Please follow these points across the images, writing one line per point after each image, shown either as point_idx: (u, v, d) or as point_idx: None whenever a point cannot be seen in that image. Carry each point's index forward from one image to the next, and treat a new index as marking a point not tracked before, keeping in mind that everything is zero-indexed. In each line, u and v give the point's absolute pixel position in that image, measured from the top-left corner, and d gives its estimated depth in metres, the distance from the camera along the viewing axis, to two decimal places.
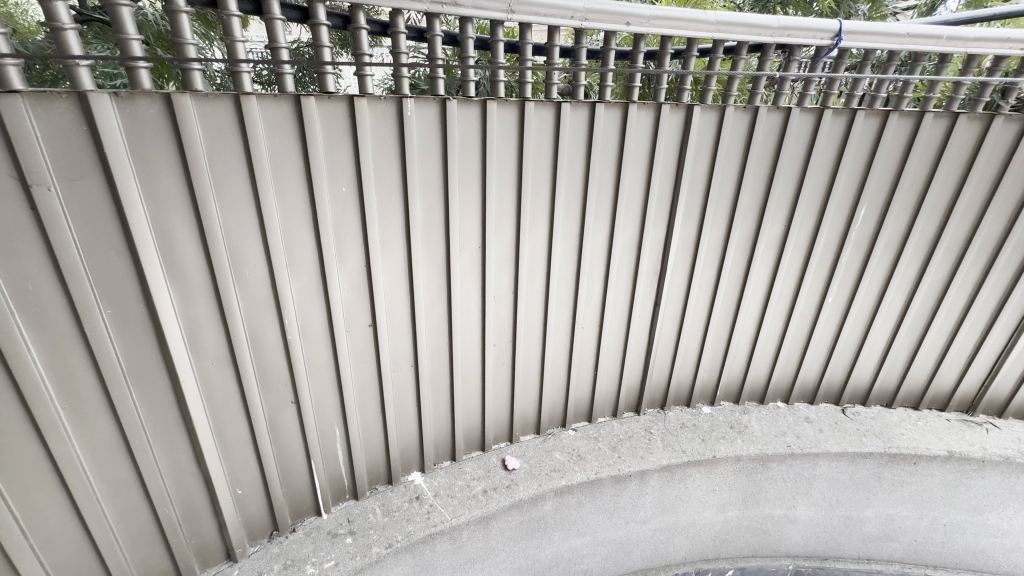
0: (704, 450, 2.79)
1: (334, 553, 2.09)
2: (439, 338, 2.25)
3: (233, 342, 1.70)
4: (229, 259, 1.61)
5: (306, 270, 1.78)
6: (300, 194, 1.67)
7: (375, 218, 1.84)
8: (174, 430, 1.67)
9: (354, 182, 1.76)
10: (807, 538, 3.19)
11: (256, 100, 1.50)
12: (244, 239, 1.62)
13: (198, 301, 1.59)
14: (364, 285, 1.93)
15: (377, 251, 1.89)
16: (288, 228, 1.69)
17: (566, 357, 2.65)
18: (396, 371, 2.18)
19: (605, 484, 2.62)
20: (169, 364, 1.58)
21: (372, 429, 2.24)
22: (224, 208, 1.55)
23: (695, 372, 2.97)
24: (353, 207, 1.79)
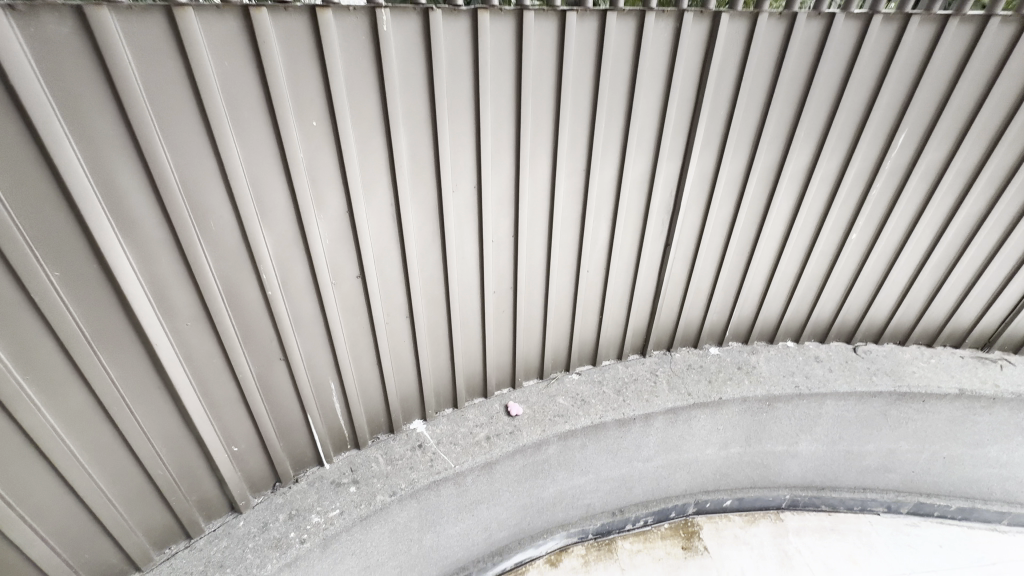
0: (710, 392, 2.74)
1: (339, 502, 2.09)
2: (435, 287, 2.11)
3: (207, 300, 1.56)
4: (190, 209, 1.42)
5: (281, 219, 1.60)
6: (263, 130, 1.45)
7: (355, 156, 1.62)
8: (156, 393, 1.58)
9: (327, 116, 1.53)
10: (806, 471, 3.25)
11: (194, 12, 1.23)
12: (205, 185, 1.42)
13: (160, 258, 1.43)
14: (347, 232, 1.75)
15: (360, 195, 1.69)
16: (254, 172, 1.49)
17: (570, 302, 2.53)
18: (390, 322, 2.06)
19: (609, 427, 2.61)
20: (138, 327, 1.45)
21: (369, 382, 2.16)
22: (174, 150, 1.34)
23: (704, 313, 2.85)
24: (329, 145, 1.57)
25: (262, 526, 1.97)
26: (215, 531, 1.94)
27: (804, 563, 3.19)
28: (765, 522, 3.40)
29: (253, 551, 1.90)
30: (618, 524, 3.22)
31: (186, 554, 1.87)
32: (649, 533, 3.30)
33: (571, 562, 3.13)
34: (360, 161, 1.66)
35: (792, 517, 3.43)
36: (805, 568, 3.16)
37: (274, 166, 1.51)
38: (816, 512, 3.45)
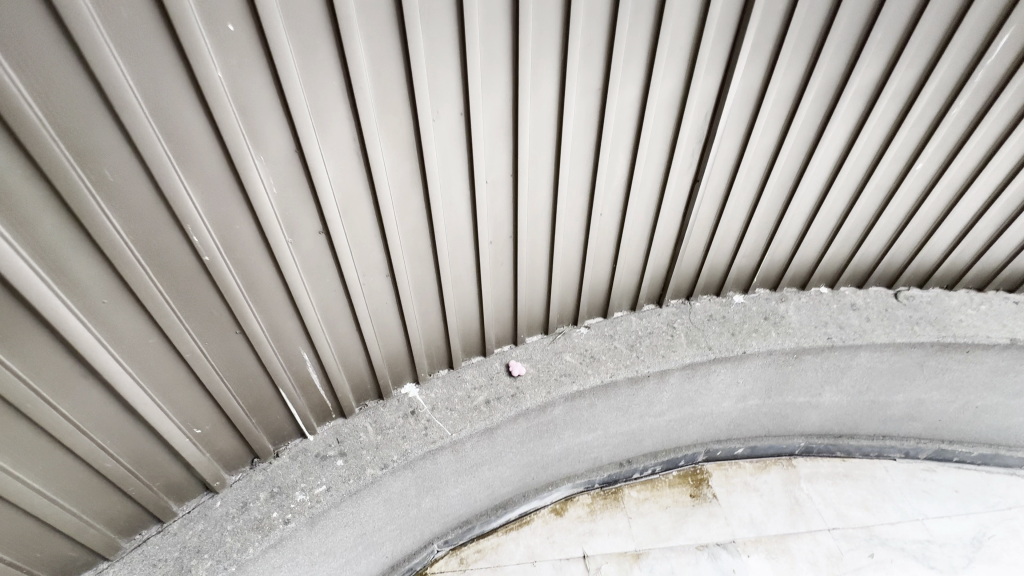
0: (733, 345, 2.47)
1: (325, 477, 1.91)
2: (419, 239, 1.77)
3: (121, 270, 1.23)
4: (73, 158, 1.07)
5: (208, 165, 1.23)
6: (159, 41, 1.05)
7: (295, 73, 1.22)
8: (80, 381, 1.31)
9: (250, 19, 1.11)
10: (826, 421, 3.08)
11: None
12: (88, 123, 1.06)
13: (45, 222, 1.10)
14: (300, 176, 1.38)
15: (310, 129, 1.31)
16: (156, 102, 1.11)
17: (580, 251, 2.19)
18: (367, 282, 1.74)
19: (620, 385, 2.38)
20: (36, 310, 1.16)
21: (350, 349, 1.89)
22: (27, 74, 0.96)
23: (731, 259, 2.50)
24: (259, 62, 1.17)
25: (241, 506, 1.81)
26: (190, 513, 1.78)
27: (815, 510, 3.12)
28: (776, 470, 3.29)
29: (232, 534, 1.74)
30: (625, 474, 3.12)
31: (159, 539, 1.72)
32: (657, 481, 3.20)
33: (576, 511, 3.06)
34: (304, 80, 1.25)
35: (805, 463, 3.31)
36: (815, 515, 3.09)
37: (182, 90, 1.12)
38: (830, 458, 3.33)
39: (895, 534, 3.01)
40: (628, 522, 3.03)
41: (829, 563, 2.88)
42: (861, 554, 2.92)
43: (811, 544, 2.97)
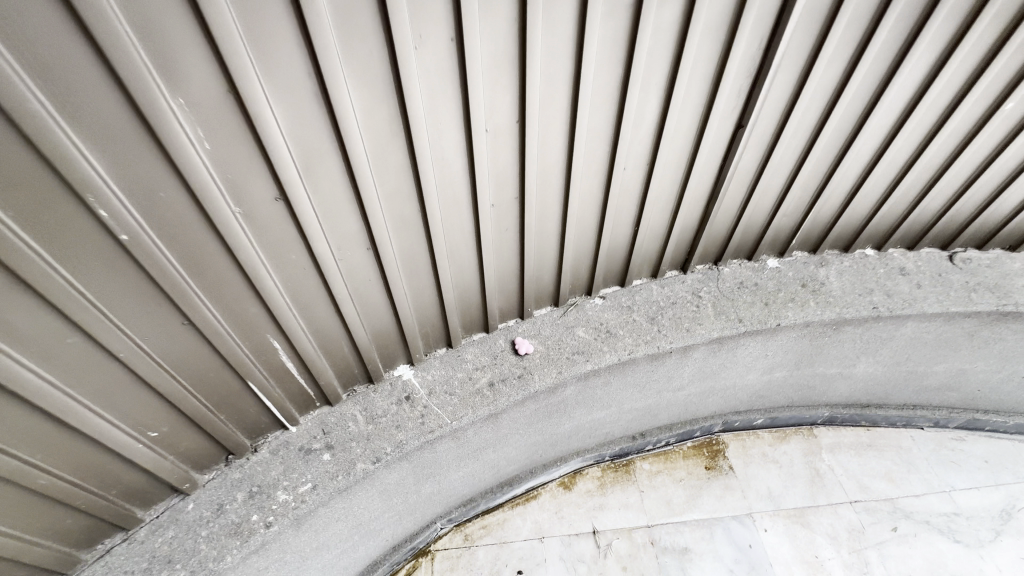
0: (767, 317, 2.20)
1: (310, 473, 1.71)
2: (407, 205, 1.45)
3: (10, 258, 0.95)
4: None
5: (109, 115, 0.92)
6: None
7: None
8: None
9: None
10: (854, 391, 2.86)
11: None
12: None
13: None
14: (240, 128, 1.06)
15: (247, 62, 0.98)
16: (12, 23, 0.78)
17: (597, 213, 1.87)
18: (344, 260, 1.44)
19: (639, 363, 2.13)
20: None
21: (332, 336, 1.63)
22: None
23: (769, 220, 2.18)
24: None
25: (216, 509, 1.61)
26: (159, 518, 1.59)
27: (836, 482, 2.97)
28: (797, 440, 3.12)
29: (207, 541, 1.55)
30: (637, 447, 2.95)
31: (125, 548, 1.53)
32: (671, 452, 3.05)
33: (586, 484, 2.92)
34: None
35: (827, 433, 3.14)
36: (836, 487, 2.95)
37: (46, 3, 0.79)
38: (854, 428, 3.16)
39: (920, 506, 2.87)
40: (639, 495, 2.90)
41: (850, 537, 2.76)
42: (883, 528, 2.79)
43: (831, 517, 2.83)
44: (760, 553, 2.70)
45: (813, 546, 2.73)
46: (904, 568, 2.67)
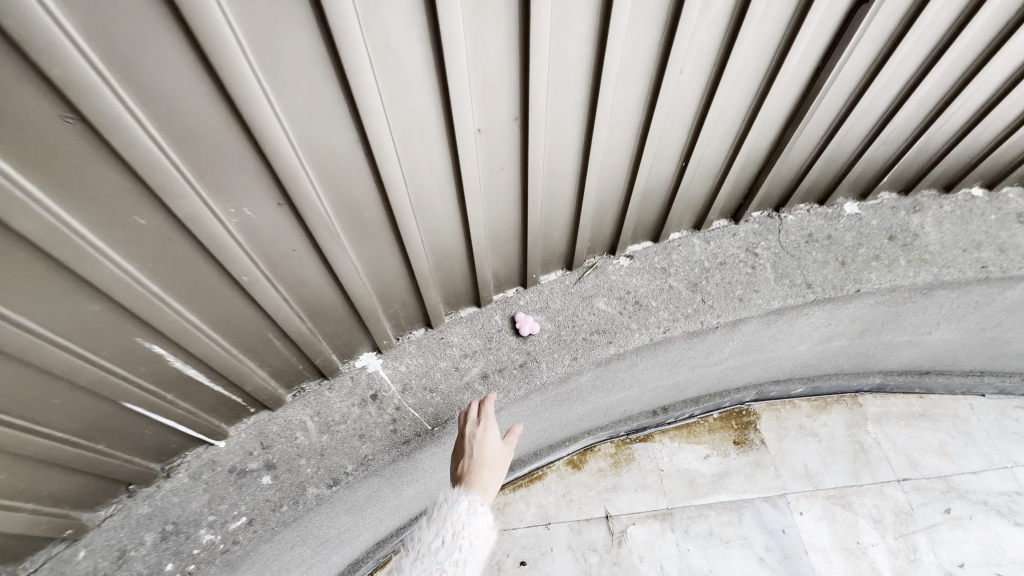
0: (844, 280, 1.68)
1: (244, 504, 1.29)
2: (339, 139, 0.90)
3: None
4: None
5: None
6: None
7: None
8: None
9: None
10: (918, 359, 2.41)
11: None
12: None
13: None
14: None
15: None
16: None
17: (634, 143, 1.31)
18: (241, 225, 0.91)
19: (675, 342, 1.65)
20: None
21: (252, 332, 1.13)
22: None
23: (867, 146, 1.60)
24: None
25: (117, 559, 1.20)
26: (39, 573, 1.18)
27: (883, 457, 2.60)
28: (839, 409, 2.72)
29: None
30: (656, 421, 2.57)
31: None
32: (694, 425, 2.66)
33: (598, 463, 2.56)
34: None
35: (873, 402, 2.74)
36: (883, 464, 2.59)
37: None
38: (904, 395, 2.76)
39: (978, 485, 2.53)
40: (658, 475, 2.54)
41: (896, 521, 2.44)
42: (935, 510, 2.47)
43: (876, 497, 2.50)
44: (795, 540, 2.40)
45: (855, 531, 2.42)
46: (956, 554, 2.37)
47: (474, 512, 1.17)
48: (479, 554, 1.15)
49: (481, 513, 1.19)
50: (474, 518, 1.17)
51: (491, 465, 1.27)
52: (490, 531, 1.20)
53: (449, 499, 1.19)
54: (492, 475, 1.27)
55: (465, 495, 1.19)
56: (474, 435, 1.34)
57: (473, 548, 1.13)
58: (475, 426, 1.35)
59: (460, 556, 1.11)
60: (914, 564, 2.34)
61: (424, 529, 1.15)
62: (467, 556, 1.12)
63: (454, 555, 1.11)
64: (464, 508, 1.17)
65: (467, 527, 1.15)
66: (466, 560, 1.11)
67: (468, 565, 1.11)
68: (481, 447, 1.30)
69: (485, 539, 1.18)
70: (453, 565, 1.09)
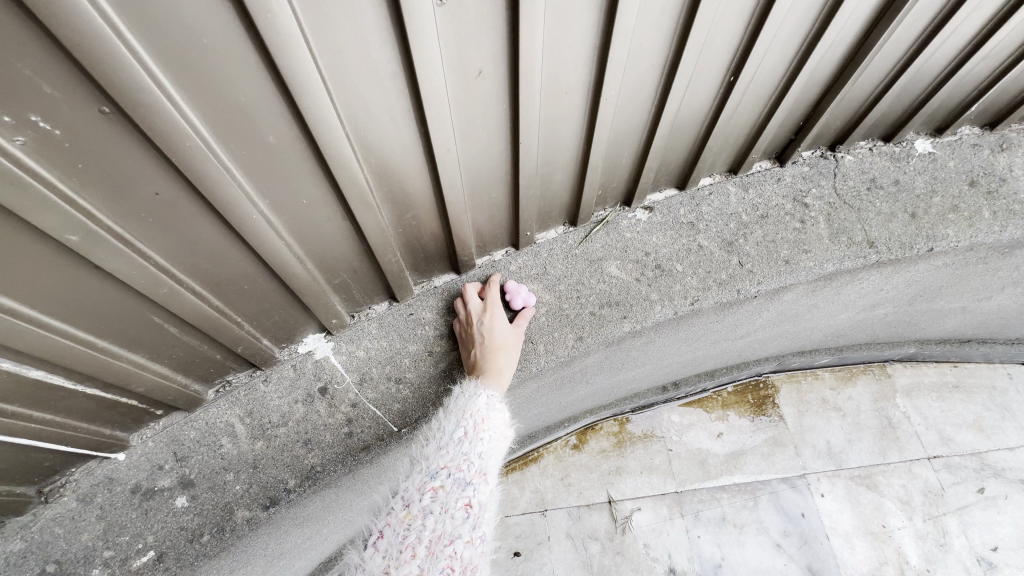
0: (915, 237, 1.35)
1: (151, 535, 0.99)
2: (195, 5, 0.53)
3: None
4: None
5: None
6: None
7: None
8: None
9: None
10: (964, 326, 2.12)
11: None
12: None
13: None
14: None
15: None
16: None
17: (667, 45, 0.93)
18: (32, 144, 0.54)
19: (703, 315, 1.33)
20: None
21: (126, 318, 0.79)
22: None
23: (965, 59, 1.22)
24: None
25: None
26: None
27: (912, 433, 2.37)
28: (865, 381, 2.46)
29: None
30: (665, 397, 2.29)
31: None
32: (706, 400, 2.40)
33: (599, 443, 2.30)
34: None
35: (903, 372, 2.48)
36: (912, 440, 2.35)
37: None
38: (937, 365, 2.50)
39: (1015, 462, 2.31)
40: (666, 455, 2.29)
41: (925, 502, 2.23)
42: (968, 490, 2.25)
43: (905, 477, 2.27)
44: (816, 524, 2.18)
45: (881, 514, 2.20)
46: (989, 537, 2.17)
47: (493, 408, 1.09)
48: (498, 448, 1.09)
49: (499, 410, 1.10)
50: (495, 414, 1.09)
51: (505, 350, 1.14)
52: (507, 426, 1.13)
53: (467, 390, 1.09)
54: (507, 361, 1.15)
55: (483, 388, 1.09)
56: (480, 321, 1.16)
57: (495, 443, 1.06)
58: (483, 312, 1.16)
59: (484, 449, 1.04)
60: (944, 548, 2.15)
61: (443, 421, 1.06)
62: (489, 448, 1.05)
63: (478, 448, 1.04)
64: (484, 403, 1.08)
65: (487, 422, 1.07)
66: (490, 452, 1.05)
67: (491, 457, 1.05)
68: (492, 333, 1.14)
69: (504, 435, 1.12)
70: (477, 457, 1.03)
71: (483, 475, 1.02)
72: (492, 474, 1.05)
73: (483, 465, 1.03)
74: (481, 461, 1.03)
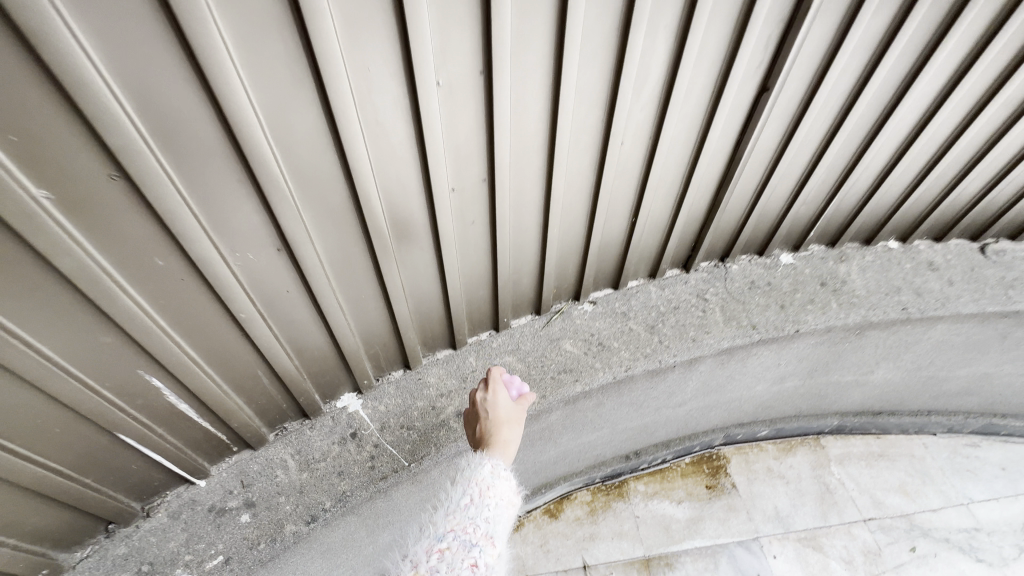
0: (784, 322, 1.88)
1: (221, 543, 1.31)
2: (333, 195, 1.07)
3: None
4: None
5: None
6: None
7: None
8: None
9: None
10: (869, 398, 2.58)
11: None
12: None
13: None
14: (44, 89, 0.69)
15: None
16: None
17: (588, 201, 1.51)
18: (243, 266, 1.05)
19: (638, 381, 1.79)
20: None
21: (243, 367, 1.23)
22: None
23: (789, 205, 1.84)
24: None
25: None
26: None
27: (848, 498, 2.69)
28: (803, 451, 2.83)
29: None
30: (630, 467, 2.63)
31: None
32: (667, 470, 2.73)
33: (575, 511, 2.57)
34: None
35: (835, 443, 2.87)
36: (848, 504, 2.67)
37: None
38: (863, 436, 2.90)
39: (938, 522, 2.62)
40: (634, 521, 2.57)
41: (866, 561, 2.49)
42: (901, 549, 2.53)
43: (845, 538, 2.56)
44: None
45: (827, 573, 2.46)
46: None
47: (498, 476, 1.32)
48: (504, 515, 1.28)
49: (504, 477, 1.33)
50: (499, 481, 1.31)
51: (508, 426, 1.38)
52: (513, 495, 1.33)
53: (473, 462, 1.35)
54: (508, 435, 1.37)
55: (488, 460, 1.34)
56: (486, 402, 1.42)
57: (499, 509, 1.26)
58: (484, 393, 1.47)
59: (489, 515, 1.24)
60: None
61: (453, 491, 1.30)
62: (494, 514, 1.25)
63: (484, 512, 1.24)
64: (490, 472, 1.32)
65: (492, 489, 1.29)
66: (494, 518, 1.24)
67: (496, 523, 1.24)
68: (495, 412, 1.39)
69: (510, 504, 1.31)
70: (483, 522, 1.23)
71: (488, 538, 1.20)
72: (498, 539, 1.22)
73: (489, 528, 1.22)
74: (485, 524, 1.22)
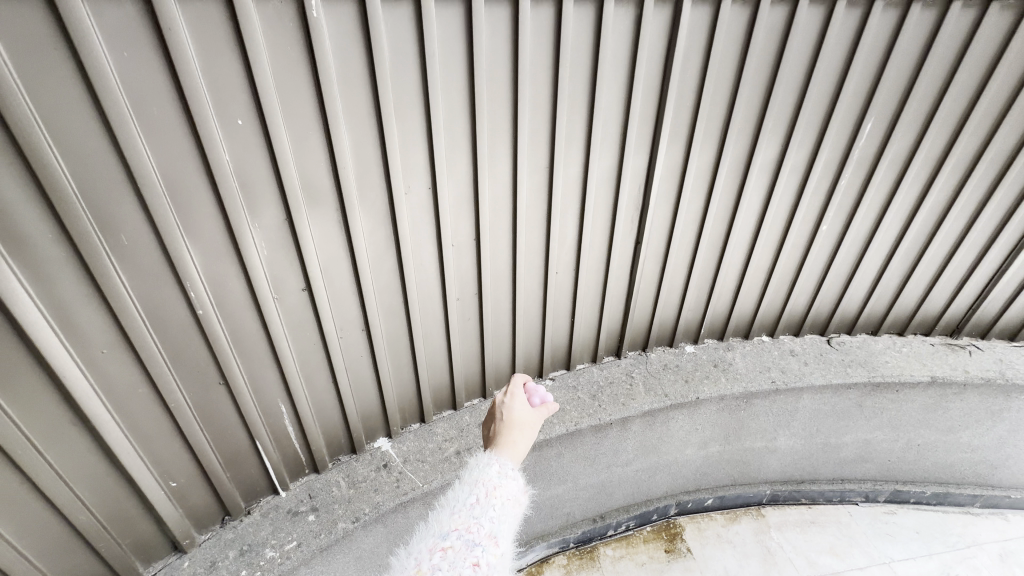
0: (687, 391, 2.67)
1: (295, 532, 1.93)
2: (393, 299, 1.96)
3: (119, 316, 1.38)
4: (105, 239, 1.30)
5: (215, 239, 1.47)
6: (192, 158, 1.34)
7: (294, 172, 1.50)
8: (79, 438, 1.44)
9: (259, 132, 1.41)
10: (785, 465, 3.22)
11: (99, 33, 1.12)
12: (119, 207, 1.29)
13: (75, 294, 1.31)
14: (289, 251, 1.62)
15: (302, 210, 1.57)
16: (179, 195, 1.36)
17: (540, 306, 2.40)
18: (342, 337, 1.90)
19: (584, 433, 2.52)
20: (52, 373, 1.33)
21: (326, 403, 2.00)
22: (87, 185, 1.23)
23: (679, 309, 2.75)
24: (262, 158, 1.45)
25: (209, 566, 1.81)
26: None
27: (787, 559, 3.16)
28: (746, 520, 3.35)
29: None
30: (598, 531, 3.13)
31: None
32: (632, 537, 3.21)
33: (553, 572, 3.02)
34: (300, 174, 1.53)
35: (773, 512, 3.40)
36: (787, 564, 3.13)
37: (198, 170, 1.36)
38: (796, 505, 3.43)
39: None
40: None
41: None
42: None
43: None
44: None
45: None
46: None
47: (502, 482, 1.56)
48: (507, 514, 1.52)
49: (508, 480, 1.57)
50: (504, 484, 1.56)
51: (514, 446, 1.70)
52: (518, 493, 1.57)
53: (481, 465, 1.59)
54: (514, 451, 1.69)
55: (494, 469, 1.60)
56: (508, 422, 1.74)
57: (501, 512, 1.51)
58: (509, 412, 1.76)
59: (492, 518, 1.49)
60: None
61: (465, 493, 1.54)
62: (497, 515, 1.50)
63: (488, 514, 1.49)
64: (495, 480, 1.55)
65: (496, 495, 1.54)
66: (498, 516, 1.50)
67: (498, 523, 1.49)
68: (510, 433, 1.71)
69: (516, 501, 1.56)
70: (486, 524, 1.48)
71: (491, 538, 1.45)
72: (500, 539, 1.47)
73: (492, 529, 1.47)
74: (488, 526, 1.47)
